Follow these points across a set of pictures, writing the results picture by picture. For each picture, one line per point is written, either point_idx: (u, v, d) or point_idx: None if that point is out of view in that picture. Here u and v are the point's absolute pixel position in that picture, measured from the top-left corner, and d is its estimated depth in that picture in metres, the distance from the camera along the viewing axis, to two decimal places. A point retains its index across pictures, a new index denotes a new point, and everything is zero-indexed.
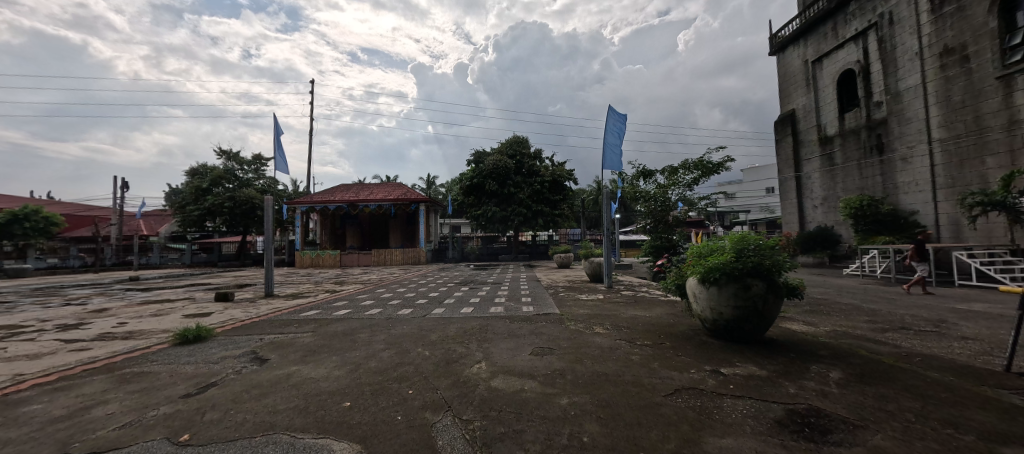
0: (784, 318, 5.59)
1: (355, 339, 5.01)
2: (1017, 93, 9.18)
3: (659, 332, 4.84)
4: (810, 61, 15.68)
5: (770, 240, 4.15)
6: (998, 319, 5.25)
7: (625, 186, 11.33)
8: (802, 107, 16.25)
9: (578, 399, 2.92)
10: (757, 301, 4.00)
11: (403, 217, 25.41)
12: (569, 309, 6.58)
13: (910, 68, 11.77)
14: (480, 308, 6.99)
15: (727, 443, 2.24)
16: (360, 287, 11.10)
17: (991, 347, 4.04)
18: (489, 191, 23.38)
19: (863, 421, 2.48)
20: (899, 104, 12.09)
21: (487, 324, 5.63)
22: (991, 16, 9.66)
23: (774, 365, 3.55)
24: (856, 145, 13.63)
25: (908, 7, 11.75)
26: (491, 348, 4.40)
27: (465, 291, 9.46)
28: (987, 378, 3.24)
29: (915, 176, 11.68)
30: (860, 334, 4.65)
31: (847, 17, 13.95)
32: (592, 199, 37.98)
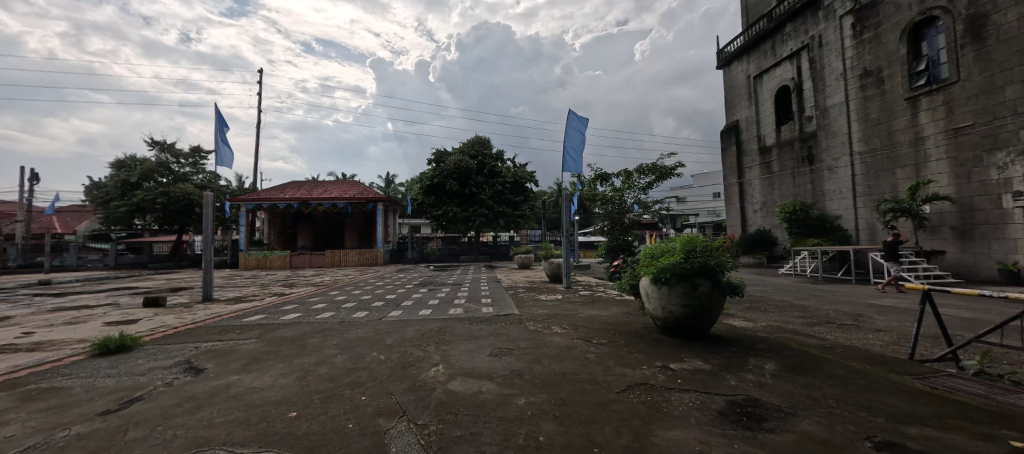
0: (727, 315, 5.98)
1: (305, 345, 4.75)
2: (921, 114, 10.44)
3: (614, 331, 5.00)
4: (752, 76, 16.91)
5: (716, 241, 4.42)
6: (904, 312, 5.96)
7: (583, 189, 11.65)
8: (745, 119, 17.48)
9: (535, 399, 2.93)
10: (704, 299, 4.24)
11: (360, 216, 24.45)
12: (528, 309, 6.63)
13: (836, 87, 13.03)
14: (438, 310, 6.86)
15: (675, 435, 2.35)
16: (312, 289, 10.55)
17: (898, 338, 4.56)
18: (451, 191, 23.11)
19: (794, 409, 2.70)
20: (827, 119, 13.35)
21: (446, 326, 5.55)
22: (901, 44, 10.92)
23: (718, 359, 3.79)
24: (791, 155, 14.88)
25: (835, 32, 13.00)
26: (450, 350, 4.33)
27: (423, 293, 9.26)
28: (895, 365, 3.64)
29: (839, 185, 12.94)
30: (793, 329, 5.07)
31: (783, 37, 15.19)
32: (552, 201, 38.68)
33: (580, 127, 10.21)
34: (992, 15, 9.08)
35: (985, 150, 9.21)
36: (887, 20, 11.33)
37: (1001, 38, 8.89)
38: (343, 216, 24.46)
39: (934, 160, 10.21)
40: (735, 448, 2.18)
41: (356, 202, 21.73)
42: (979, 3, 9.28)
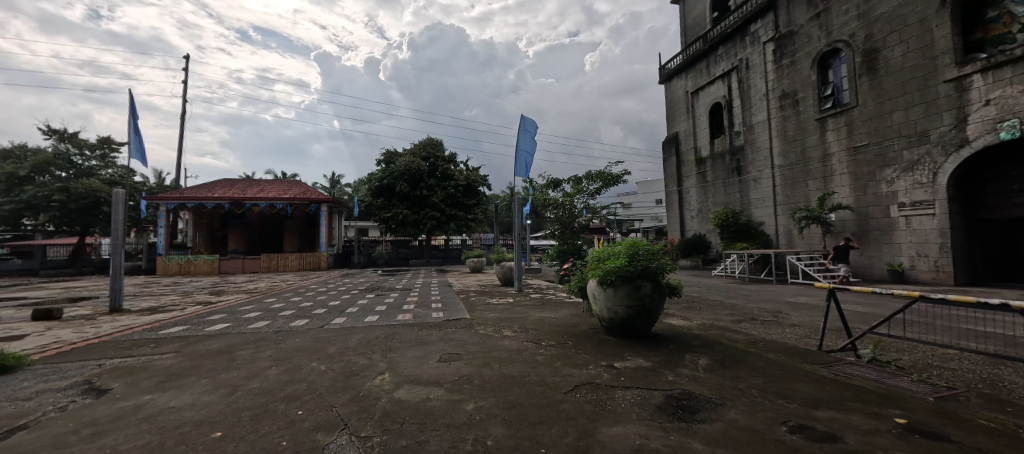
0: (666, 314, 6.35)
1: (234, 358, 4.35)
2: (828, 134, 11.88)
3: (563, 332, 5.12)
4: (690, 92, 18.24)
5: (657, 245, 4.70)
6: (814, 308, 6.70)
7: (535, 194, 11.87)
8: (683, 131, 18.80)
9: (484, 403, 2.91)
10: (646, 300, 4.48)
11: (300, 218, 22.87)
12: (479, 313, 6.59)
13: (760, 106, 14.46)
14: (386, 316, 6.62)
15: (617, 431, 2.44)
16: (243, 297, 9.71)
17: (809, 331, 5.11)
18: (401, 194, 22.46)
19: (723, 400, 2.92)
20: (752, 135, 14.74)
21: (393, 332, 5.37)
22: (812, 71, 12.40)
23: (658, 356, 4.02)
24: (722, 166, 16.23)
25: (759, 56, 14.41)
26: (397, 357, 4.19)
27: (370, 298, 8.88)
28: (807, 356, 4.09)
29: (763, 195, 14.30)
30: (723, 326, 5.50)
31: (716, 58, 16.56)
32: (504, 205, 38.97)
33: (532, 134, 10.39)
34: (882, 50, 10.49)
35: (876, 167, 10.66)
36: (801, 50, 12.78)
37: (889, 71, 10.32)
38: (281, 217, 22.78)
39: (838, 174, 11.64)
40: (672, 440, 2.31)
41: (297, 203, 20.34)
42: (872, 39, 10.72)
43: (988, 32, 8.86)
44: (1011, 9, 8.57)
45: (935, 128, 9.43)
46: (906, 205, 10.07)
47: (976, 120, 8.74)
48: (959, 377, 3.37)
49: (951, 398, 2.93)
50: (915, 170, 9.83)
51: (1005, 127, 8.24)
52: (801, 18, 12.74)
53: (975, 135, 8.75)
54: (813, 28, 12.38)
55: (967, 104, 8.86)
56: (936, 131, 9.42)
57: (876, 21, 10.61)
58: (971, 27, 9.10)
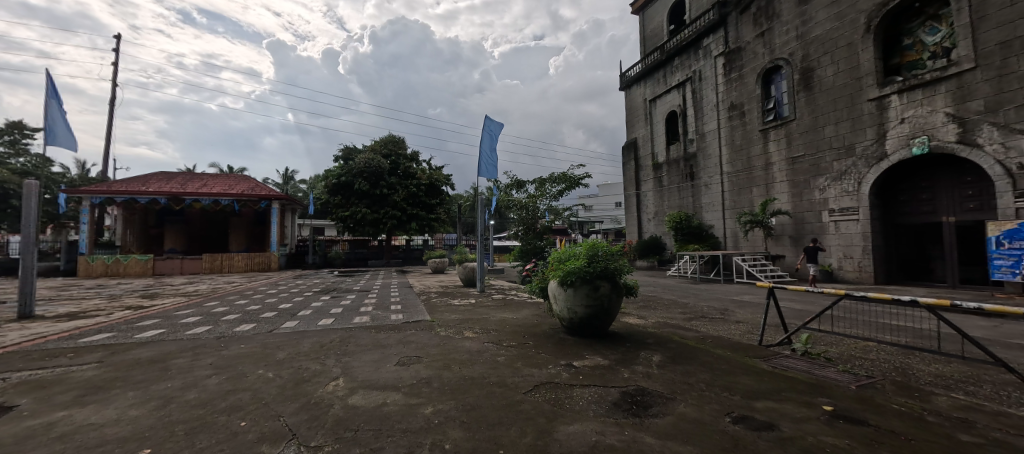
0: (623, 313, 6.57)
1: (170, 366, 4.00)
2: (770, 144, 12.82)
3: (524, 333, 5.14)
4: (648, 100, 18.99)
5: (615, 247, 4.85)
6: (756, 306, 7.20)
7: (499, 195, 11.89)
8: (642, 137, 19.57)
9: (443, 407, 2.87)
10: (605, 300, 4.61)
11: (248, 216, 21.43)
12: (440, 315, 6.47)
13: (711, 115, 15.34)
14: (342, 319, 6.34)
15: (574, 429, 2.48)
16: (181, 300, 8.95)
17: (752, 327, 5.49)
18: (360, 192, 21.71)
19: (673, 394, 3.07)
20: (704, 143, 15.61)
21: (349, 336, 5.16)
22: (757, 85, 13.32)
23: (615, 354, 4.15)
24: (677, 172, 17.06)
25: (711, 69, 15.30)
26: (352, 361, 4.03)
27: (325, 301, 8.46)
28: (749, 350, 4.39)
29: (713, 200, 15.18)
30: (675, 324, 5.77)
31: (672, 69, 17.35)
32: (468, 205, 38.61)
33: (496, 134, 10.39)
34: (816, 69, 11.49)
35: (811, 176, 11.64)
36: (747, 65, 13.71)
37: (822, 89, 11.31)
38: (226, 214, 21.25)
39: (779, 182, 12.60)
40: (626, 435, 2.39)
41: (244, 199, 19.04)
42: (808, 59, 11.70)
43: (903, 58, 9.94)
44: (923, 38, 9.56)
45: (860, 142, 10.44)
46: (835, 211, 11.08)
47: (894, 136, 9.78)
48: (876, 367, 3.76)
49: (869, 386, 3.25)
50: (843, 179, 10.84)
51: (916, 142, 9.31)
52: (748, 36, 13.68)
53: (893, 150, 9.78)
54: (757, 46, 13.33)
55: (886, 121, 9.90)
56: (860, 144, 10.44)
57: (811, 43, 11.59)
58: (890, 52, 10.17)
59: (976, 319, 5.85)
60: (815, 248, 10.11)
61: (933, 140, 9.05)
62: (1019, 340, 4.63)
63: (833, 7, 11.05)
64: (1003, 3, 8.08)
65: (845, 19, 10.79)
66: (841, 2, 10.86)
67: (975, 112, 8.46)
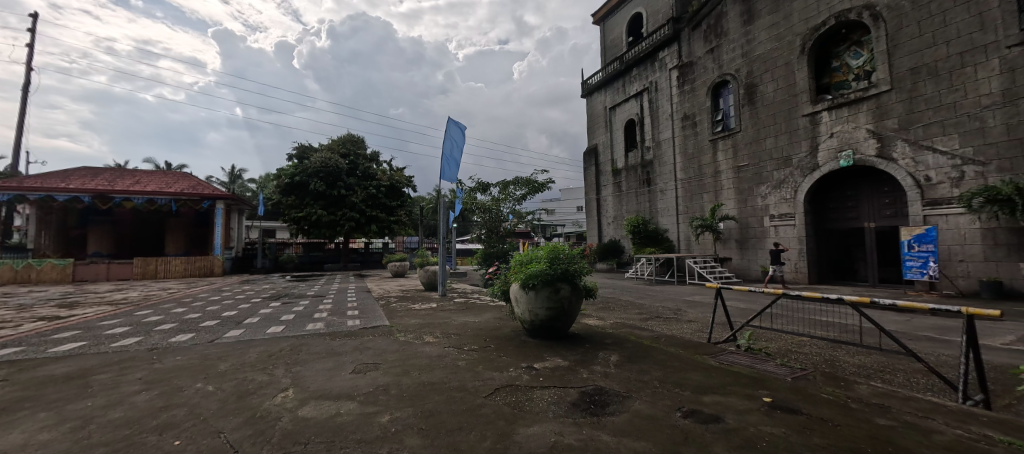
0: (583, 315, 6.72)
1: (90, 383, 3.60)
2: (718, 153, 13.68)
3: (486, 336, 5.13)
4: (608, 108, 19.65)
5: (576, 249, 4.95)
6: (705, 306, 7.62)
7: (462, 198, 11.82)
8: (602, 143, 20.20)
9: (400, 414, 2.79)
10: (565, 302, 4.70)
11: (188, 216, 19.80)
12: (399, 320, 6.30)
13: (666, 124, 16.12)
14: (294, 326, 6.02)
15: (533, 431, 2.50)
16: (107, 309, 8.08)
17: (701, 326, 5.80)
18: (315, 192, 20.74)
19: (628, 392, 3.18)
20: (660, 150, 16.37)
21: (301, 343, 4.90)
22: (707, 98, 14.18)
23: (574, 355, 4.23)
24: (635, 177, 17.76)
25: (666, 81, 16.09)
26: (304, 371, 3.83)
27: (275, 308, 7.97)
28: (699, 348, 4.63)
29: (668, 205, 15.92)
30: (632, 324, 5.99)
31: (630, 79, 18.06)
32: (431, 208, 38.06)
33: (459, 137, 10.32)
34: (759, 85, 12.41)
35: (754, 183, 12.53)
36: (699, 78, 14.56)
37: (764, 104, 12.24)
38: (162, 214, 19.51)
39: (726, 189, 13.45)
40: (584, 434, 2.44)
41: (184, 199, 17.59)
42: (751, 76, 12.62)
43: (832, 78, 10.97)
44: (848, 61, 10.60)
45: (796, 153, 11.39)
46: (775, 216, 11.98)
47: (824, 149, 10.76)
48: (809, 360, 4.10)
49: (803, 378, 3.54)
50: (781, 188, 11.77)
51: (843, 156, 10.30)
52: (698, 51, 14.54)
53: (823, 161, 10.75)
54: (708, 61, 14.19)
55: (818, 135, 10.88)
56: (796, 156, 11.40)
57: (755, 60, 12.51)
58: (821, 72, 11.18)
59: (891, 314, 6.55)
60: (780, 249, 10.70)
61: (856, 153, 10.06)
62: (926, 332, 5.23)
63: (773, 29, 12.02)
64: (913, 34, 9.14)
65: (783, 40, 11.76)
66: (780, 25, 11.83)
67: (890, 129, 9.50)
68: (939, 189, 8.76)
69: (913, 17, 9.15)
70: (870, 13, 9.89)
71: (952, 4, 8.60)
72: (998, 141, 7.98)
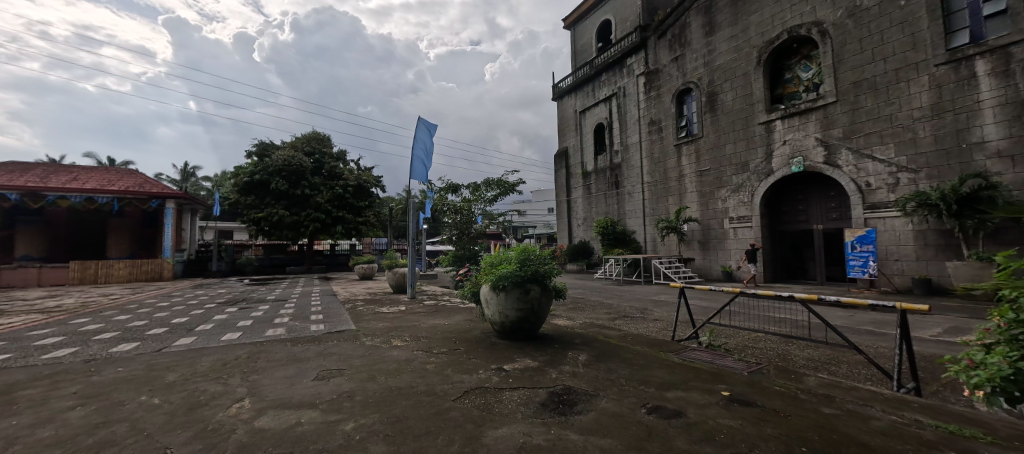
0: (553, 316, 6.79)
1: (14, 400, 3.25)
2: (682, 158, 14.24)
3: (455, 339, 5.08)
4: (578, 111, 20.00)
5: (546, 251, 4.99)
6: (669, 305, 7.90)
7: (433, 198, 11.67)
8: (572, 146, 20.53)
9: (365, 420, 2.71)
10: (535, 302, 4.73)
11: (134, 217, 18.58)
12: (366, 324, 6.11)
13: (633, 129, 16.59)
14: (253, 332, 5.72)
15: (502, 432, 2.50)
16: (36, 318, 7.35)
17: (666, 324, 6.01)
18: (277, 192, 19.85)
19: (596, 390, 3.23)
20: (627, 154, 16.83)
21: (260, 350, 4.67)
22: (672, 104, 14.73)
23: (544, 356, 4.26)
24: (604, 180, 18.17)
25: (633, 87, 16.59)
26: (262, 379, 3.64)
27: (231, 313, 7.53)
28: (663, 345, 4.79)
29: (635, 207, 16.37)
30: (600, 324, 6.11)
31: (599, 83, 18.46)
32: (400, 209, 37.36)
33: (430, 136, 10.19)
34: (719, 94, 13.03)
35: (715, 187, 13.13)
36: (664, 85, 15.10)
37: (724, 112, 12.85)
38: (103, 215, 18.15)
39: (689, 192, 14.02)
40: (552, 434, 2.46)
41: (129, 198, 16.37)
42: (712, 84, 13.22)
43: (784, 89, 11.68)
44: (799, 74, 11.33)
45: (753, 159, 12.03)
46: (734, 219, 12.59)
47: (778, 156, 11.44)
48: (764, 354, 4.33)
49: (757, 372, 3.73)
50: (740, 192, 12.40)
51: (794, 162, 10.99)
52: (664, 59, 15.10)
53: (777, 167, 11.42)
54: (672, 69, 14.75)
55: (772, 142, 11.54)
56: (753, 162, 12.04)
57: (716, 70, 13.13)
58: (775, 84, 11.89)
59: (836, 310, 7.03)
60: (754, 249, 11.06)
61: (807, 160, 10.76)
62: (866, 326, 5.66)
63: (732, 41, 12.67)
64: (856, 51, 9.90)
65: (741, 52, 12.42)
66: (738, 37, 12.48)
67: (836, 138, 10.23)
68: (878, 194, 9.51)
69: (855, 35, 9.91)
70: (818, 30, 10.62)
71: (888, 25, 9.38)
72: (927, 151, 8.77)
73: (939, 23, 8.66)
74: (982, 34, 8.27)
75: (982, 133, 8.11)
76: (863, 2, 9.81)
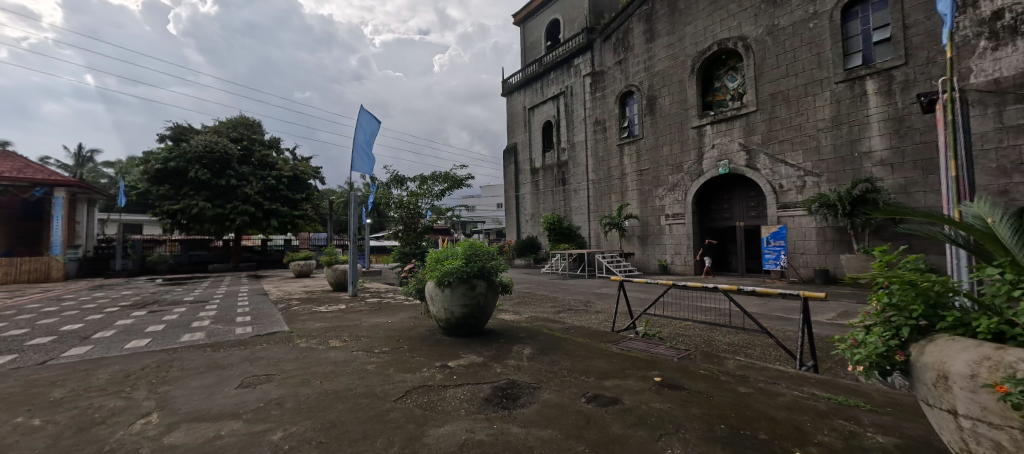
0: (499, 311, 6.82)
1: None
2: (625, 157, 14.95)
3: (398, 337, 4.93)
4: (527, 108, 20.17)
5: (492, 246, 4.99)
6: (610, 298, 8.27)
7: (377, 192, 11.18)
8: (521, 142, 20.70)
9: (297, 428, 2.54)
10: (481, 298, 4.71)
11: (10, 207, 15.83)
12: (301, 324, 5.72)
13: (580, 127, 17.08)
14: (165, 338, 5.12)
15: (444, 431, 2.47)
16: None
17: (607, 316, 6.29)
18: (197, 181, 17.88)
19: (539, 383, 3.31)
20: (574, 152, 17.32)
21: (174, 358, 4.19)
22: (616, 105, 15.37)
23: (489, 351, 4.28)
24: (551, 176, 18.56)
25: (580, 87, 17.07)
26: (177, 390, 3.28)
27: (138, 317, 6.67)
28: (603, 336, 5.02)
29: (581, 204, 16.92)
30: (545, 317, 6.25)
31: (548, 81, 18.74)
32: (342, 202, 35.47)
33: (372, 126, 9.73)
34: (658, 98, 13.83)
35: (654, 186, 13.96)
36: (609, 87, 15.70)
37: (662, 115, 13.67)
38: None
39: (630, 190, 14.78)
40: (494, 429, 2.47)
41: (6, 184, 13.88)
42: (652, 89, 13.99)
43: (714, 97, 12.66)
44: (727, 83, 12.31)
45: (686, 160, 12.94)
46: (669, 216, 13.48)
47: (708, 158, 12.41)
48: (692, 341, 4.70)
49: (685, 357, 4.04)
50: (675, 191, 13.30)
51: (721, 164, 11.99)
52: (608, 61, 15.69)
53: (707, 168, 12.39)
54: (616, 72, 15.38)
55: (703, 146, 12.49)
56: (686, 163, 12.96)
57: (655, 75, 13.90)
58: (706, 91, 12.84)
59: (753, 298, 7.81)
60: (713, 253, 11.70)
61: (732, 163, 11.79)
62: (777, 313, 6.35)
63: (669, 49, 13.49)
64: (773, 65, 10.99)
65: (678, 60, 13.27)
66: (675, 46, 13.30)
67: (756, 144, 11.31)
68: (789, 195, 10.70)
69: (773, 51, 11.00)
70: (743, 44, 11.64)
71: (799, 44, 10.53)
72: (828, 158, 10.00)
73: (839, 45, 9.89)
74: (872, 58, 9.55)
75: (869, 144, 9.40)
76: (780, 22, 10.91)
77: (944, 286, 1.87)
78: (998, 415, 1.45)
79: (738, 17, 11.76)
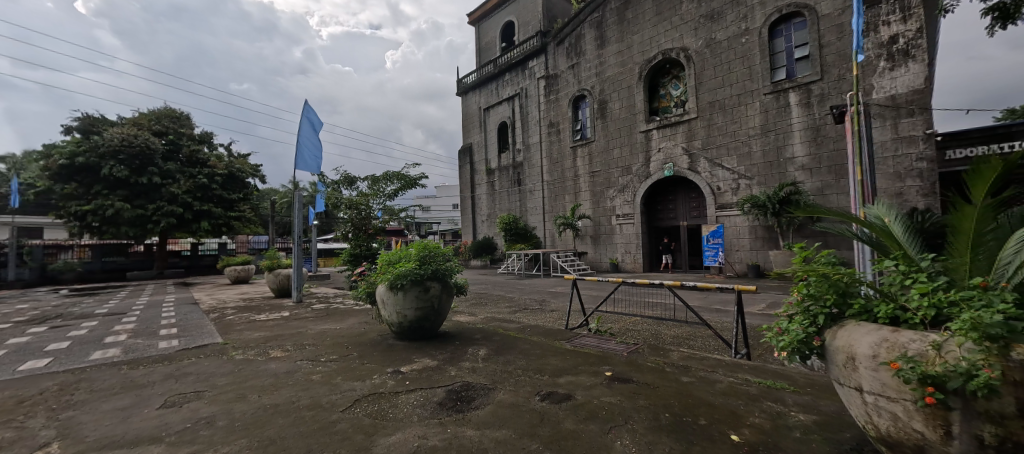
0: (454, 313, 6.72)
1: None
2: (578, 159, 15.38)
3: (347, 343, 4.71)
4: (482, 108, 20.10)
5: (446, 248, 4.90)
6: (564, 296, 8.43)
7: (324, 192, 10.62)
8: (477, 143, 20.59)
9: (230, 448, 2.34)
10: (435, 300, 4.62)
11: None
12: (237, 335, 5.28)
13: (535, 129, 17.32)
14: (70, 356, 4.51)
15: (396, 439, 2.39)
16: None
17: (560, 315, 6.41)
18: (113, 179, 15.97)
19: (494, 384, 3.30)
20: (529, 153, 17.52)
21: (81, 379, 3.69)
22: (569, 108, 15.74)
23: (443, 354, 4.20)
24: (507, 177, 18.64)
25: (535, 89, 17.31)
26: (85, 414, 2.89)
27: (35, 334, 5.81)
28: (556, 334, 5.11)
29: (536, 204, 17.15)
30: (499, 318, 6.26)
31: (503, 82, 18.80)
32: (285, 203, 33.34)
33: (318, 123, 9.21)
34: (608, 102, 14.37)
35: (605, 188, 14.48)
36: (562, 90, 16.06)
37: (612, 119, 14.22)
38: None
39: (584, 191, 15.22)
40: (448, 433, 2.43)
41: None
42: (603, 93, 14.51)
43: (659, 103, 13.36)
44: (671, 91, 13.04)
45: (635, 163, 13.56)
46: (620, 216, 14.05)
47: (654, 161, 13.08)
48: (640, 335, 4.92)
49: (634, 351, 4.22)
50: (624, 192, 13.90)
51: (666, 167, 12.71)
52: (562, 65, 16.05)
53: (654, 171, 13.08)
54: (569, 75, 15.78)
55: (650, 149, 13.16)
56: (635, 165, 13.57)
57: (606, 80, 14.44)
58: (652, 97, 13.51)
59: (694, 293, 8.33)
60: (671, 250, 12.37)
61: (676, 166, 12.53)
62: (715, 306, 6.83)
63: (619, 56, 14.06)
64: (712, 76, 11.82)
65: (626, 66, 13.87)
66: (624, 53, 13.89)
67: (697, 148, 12.10)
68: (725, 196, 11.56)
69: (711, 62, 11.83)
70: (685, 54, 12.41)
71: (734, 57, 11.41)
72: (759, 163, 10.93)
73: (767, 60, 10.83)
74: (794, 73, 10.57)
75: (792, 150, 10.39)
76: (716, 36, 11.75)
77: (851, 277, 2.12)
78: (894, 390, 1.65)
79: (680, 29, 12.51)
